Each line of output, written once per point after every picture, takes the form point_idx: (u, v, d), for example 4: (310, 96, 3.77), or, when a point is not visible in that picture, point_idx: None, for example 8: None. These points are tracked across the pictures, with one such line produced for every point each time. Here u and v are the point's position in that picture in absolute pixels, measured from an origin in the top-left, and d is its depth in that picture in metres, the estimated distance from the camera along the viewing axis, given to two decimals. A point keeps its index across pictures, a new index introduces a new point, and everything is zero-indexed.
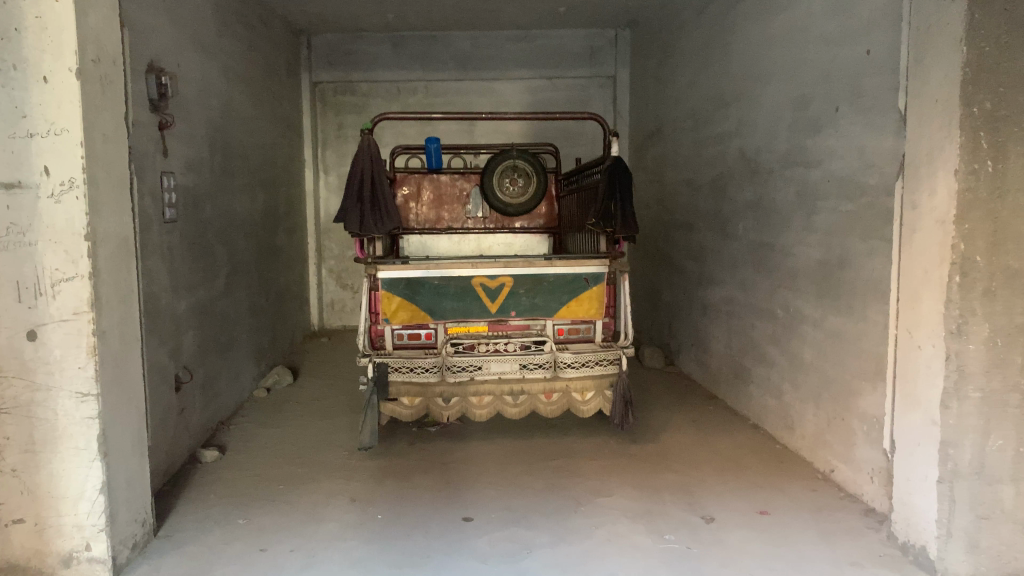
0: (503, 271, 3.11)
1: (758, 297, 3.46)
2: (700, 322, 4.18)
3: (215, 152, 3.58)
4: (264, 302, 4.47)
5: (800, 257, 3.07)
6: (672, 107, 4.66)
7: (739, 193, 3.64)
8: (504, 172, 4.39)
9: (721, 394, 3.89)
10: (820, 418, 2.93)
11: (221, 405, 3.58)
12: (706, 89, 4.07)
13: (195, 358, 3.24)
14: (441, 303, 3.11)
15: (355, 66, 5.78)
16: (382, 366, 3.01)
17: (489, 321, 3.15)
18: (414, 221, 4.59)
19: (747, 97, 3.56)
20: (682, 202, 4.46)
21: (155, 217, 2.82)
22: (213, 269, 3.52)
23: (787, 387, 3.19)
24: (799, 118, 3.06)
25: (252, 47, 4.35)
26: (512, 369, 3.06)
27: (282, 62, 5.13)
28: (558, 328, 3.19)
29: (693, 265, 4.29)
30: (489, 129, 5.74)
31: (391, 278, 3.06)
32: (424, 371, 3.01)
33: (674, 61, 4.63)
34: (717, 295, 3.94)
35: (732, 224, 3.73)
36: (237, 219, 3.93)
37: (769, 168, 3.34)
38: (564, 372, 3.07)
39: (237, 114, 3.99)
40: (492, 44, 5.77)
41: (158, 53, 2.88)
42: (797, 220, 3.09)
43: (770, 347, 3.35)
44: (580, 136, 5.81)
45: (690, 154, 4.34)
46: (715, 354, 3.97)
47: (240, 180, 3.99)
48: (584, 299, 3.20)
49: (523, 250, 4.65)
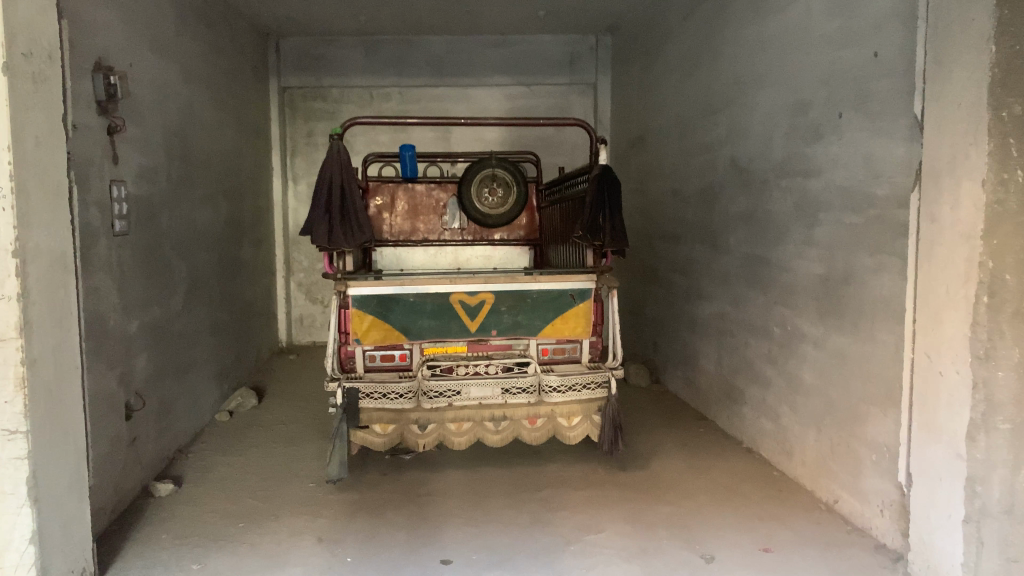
0: (483, 287, 2.90)
1: (752, 314, 3.28)
2: (688, 338, 4.00)
3: (173, 159, 3.33)
4: (227, 319, 4.21)
5: (798, 273, 2.90)
6: (657, 115, 4.48)
7: (730, 204, 3.47)
8: (483, 182, 4.19)
9: (712, 415, 3.70)
10: (822, 445, 2.74)
11: (178, 431, 3.32)
12: (695, 96, 3.90)
13: (149, 382, 2.99)
14: (416, 321, 2.89)
15: (326, 71, 5.54)
16: (352, 392, 2.77)
17: (469, 340, 2.94)
18: (388, 233, 4.36)
19: (738, 103, 3.39)
20: (667, 213, 4.28)
21: (102, 229, 2.57)
22: (170, 285, 3.27)
23: (785, 410, 3.00)
24: (796, 126, 2.89)
25: (215, 49, 4.11)
26: (494, 393, 2.84)
27: (248, 65, 4.89)
28: (542, 348, 3.02)
29: (679, 279, 4.11)
30: (466, 137, 5.54)
31: (362, 295, 2.83)
32: (398, 398, 2.77)
33: (659, 66, 4.46)
34: (707, 310, 3.75)
35: (722, 237, 3.55)
36: (198, 232, 3.68)
37: (763, 178, 3.16)
38: (550, 396, 2.85)
39: (198, 119, 3.75)
40: (469, 49, 5.57)
41: (107, 51, 2.64)
42: (795, 234, 2.91)
43: (766, 368, 3.16)
44: (559, 144, 5.63)
45: (676, 163, 4.17)
46: (705, 373, 3.78)
47: (201, 189, 3.75)
48: (570, 317, 3.00)
49: (501, 263, 4.44)
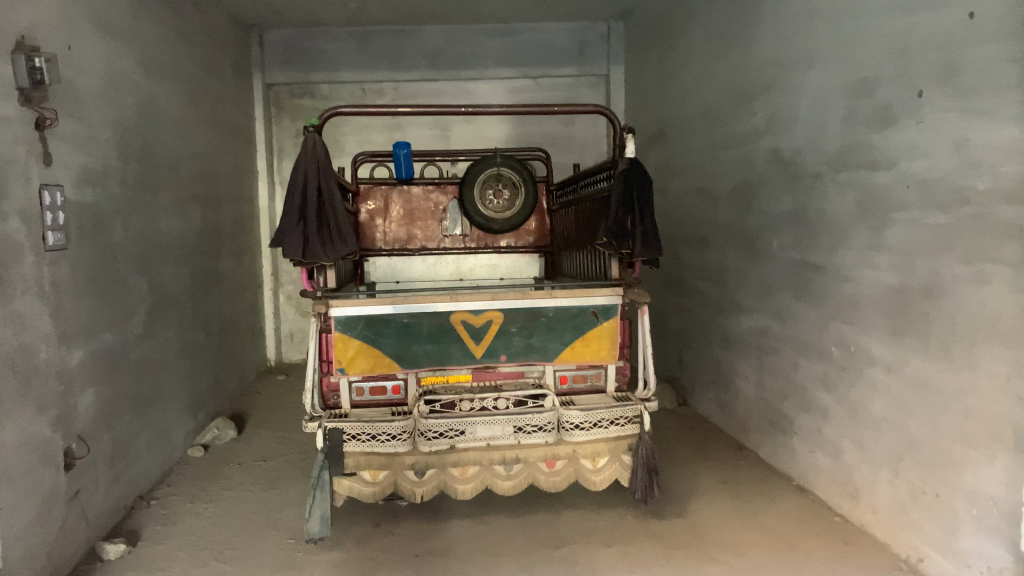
0: (489, 304, 2.47)
1: (801, 330, 2.82)
2: (721, 356, 3.54)
3: (127, 161, 2.89)
4: (203, 340, 3.77)
5: (863, 283, 2.44)
6: (680, 106, 4.03)
7: (773, 203, 3.01)
8: (487, 183, 3.75)
9: (753, 445, 3.24)
10: (899, 490, 2.29)
11: (139, 474, 2.87)
12: (725, 82, 3.45)
13: (97, 421, 2.54)
14: (411, 346, 2.46)
15: (313, 65, 5.09)
16: (335, 433, 2.31)
17: (474, 368, 2.52)
18: (381, 241, 3.91)
19: (780, 87, 2.94)
20: (693, 214, 3.83)
21: (29, 243, 2.14)
22: (126, 306, 2.82)
23: (847, 446, 2.55)
24: (858, 109, 2.44)
25: (183, 38, 3.67)
26: (505, 433, 2.36)
27: (226, 58, 4.44)
28: (561, 376, 2.56)
29: (709, 289, 3.65)
30: (467, 135, 5.10)
31: (347, 316, 2.40)
32: (391, 440, 2.30)
33: (681, 52, 4.01)
34: (744, 325, 3.30)
35: (763, 241, 3.10)
36: (162, 243, 3.23)
37: (814, 172, 2.71)
38: (571, 435, 2.38)
39: (163, 115, 3.31)
40: (469, 39, 5.12)
41: (31, 28, 2.19)
42: (859, 237, 2.46)
43: (821, 394, 2.70)
44: (568, 141, 5.20)
45: (703, 158, 3.72)
46: (743, 396, 3.32)
47: (166, 196, 3.30)
48: (592, 338, 2.55)
49: (508, 273, 3.98)
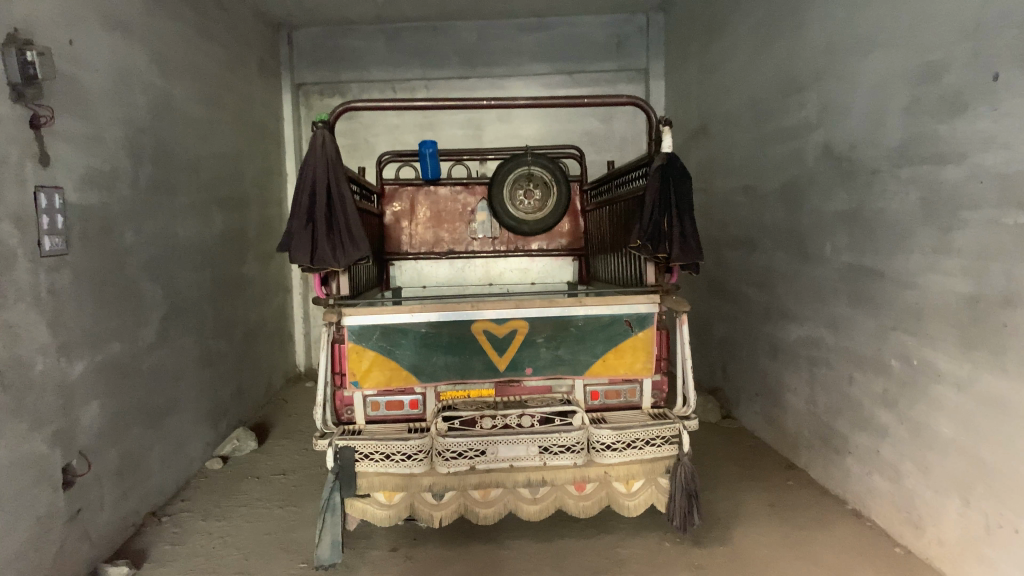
0: (514, 313, 2.29)
1: (857, 341, 2.58)
2: (768, 367, 3.30)
3: (140, 162, 2.76)
4: (225, 348, 3.65)
5: (927, 291, 2.20)
6: (723, 100, 3.79)
7: (825, 202, 2.77)
8: (517, 182, 3.58)
9: (802, 463, 3.00)
10: (969, 523, 2.04)
11: (151, 489, 2.75)
12: (773, 72, 3.21)
13: (103, 435, 2.42)
14: (429, 358, 2.29)
15: (343, 64, 4.96)
16: (347, 452, 2.15)
17: (497, 382, 2.35)
18: (407, 244, 3.76)
19: (834, 76, 2.70)
20: (738, 215, 3.60)
21: (22, 249, 2.01)
22: (137, 314, 2.70)
23: (908, 469, 2.31)
24: (922, 97, 2.20)
25: (204, 36, 3.55)
26: (530, 454, 2.16)
27: (252, 57, 4.33)
28: (592, 392, 2.37)
29: (755, 294, 3.42)
30: (500, 134, 4.93)
31: (361, 325, 2.24)
32: (406, 460, 2.13)
33: (724, 42, 3.77)
34: (793, 334, 3.06)
35: (814, 244, 2.86)
36: (180, 248, 3.12)
37: (872, 167, 2.47)
38: (602, 457, 2.18)
39: (181, 115, 3.19)
40: (503, 35, 4.94)
41: (27, 22, 2.07)
42: (922, 238, 2.22)
43: (879, 411, 2.46)
44: (606, 139, 4.99)
45: (748, 155, 3.48)
46: (792, 411, 3.08)
47: (185, 198, 3.19)
48: (625, 350, 2.36)
49: (540, 277, 3.77)
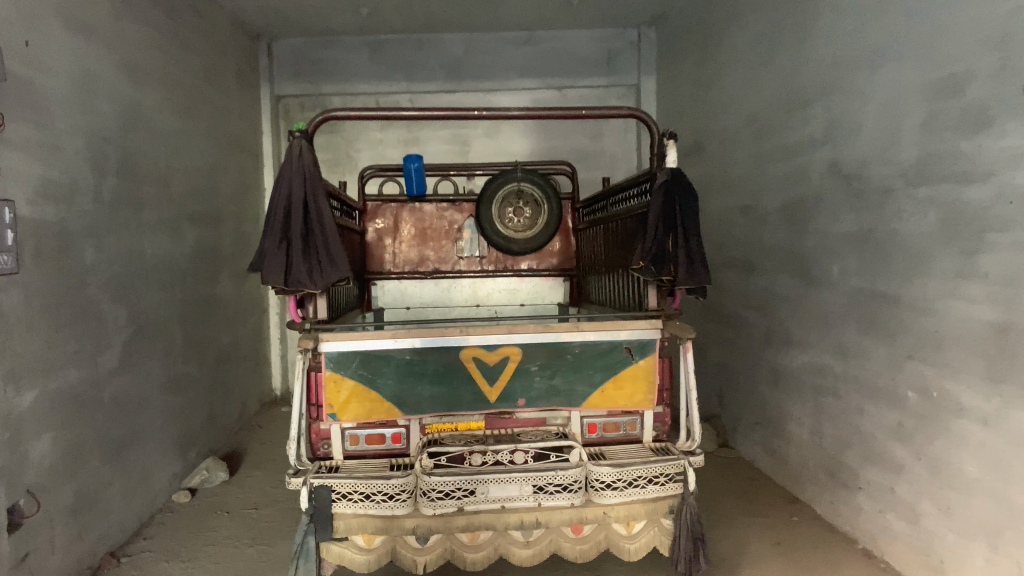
0: (506, 339, 2.13)
1: (868, 370, 2.44)
2: (769, 395, 3.15)
3: (105, 175, 2.58)
4: (196, 372, 3.44)
5: (948, 318, 2.05)
6: (720, 116, 3.67)
7: (832, 223, 2.63)
8: (507, 200, 3.41)
9: (807, 498, 2.85)
10: (999, 571, 1.89)
11: (110, 527, 2.54)
12: (774, 87, 3.08)
13: (55, 471, 2.21)
14: (414, 388, 2.11)
15: (325, 75, 4.79)
16: (323, 491, 1.96)
17: (487, 414, 2.17)
18: (390, 263, 3.58)
19: (841, 90, 2.57)
20: (736, 235, 3.45)
21: None
22: (98, 337, 2.50)
23: (927, 509, 2.15)
24: (941, 111, 2.06)
25: (178, 43, 3.37)
26: (523, 494, 1.99)
27: (229, 67, 4.16)
28: (589, 424, 2.21)
29: (754, 318, 3.27)
30: (487, 150, 4.78)
31: (340, 352, 2.07)
32: (388, 501, 1.95)
33: (721, 57, 3.65)
34: (797, 361, 2.91)
35: (820, 266, 2.72)
36: (148, 266, 2.92)
37: (884, 186, 2.33)
38: (601, 497, 2.01)
39: (151, 125, 3.01)
40: (490, 48, 4.80)
41: None
42: (942, 262, 2.07)
43: (892, 445, 2.31)
44: (596, 157, 4.85)
45: (746, 173, 3.35)
46: (795, 442, 2.93)
47: (154, 213, 3.00)
48: (625, 379, 2.19)
49: (529, 298, 3.62)
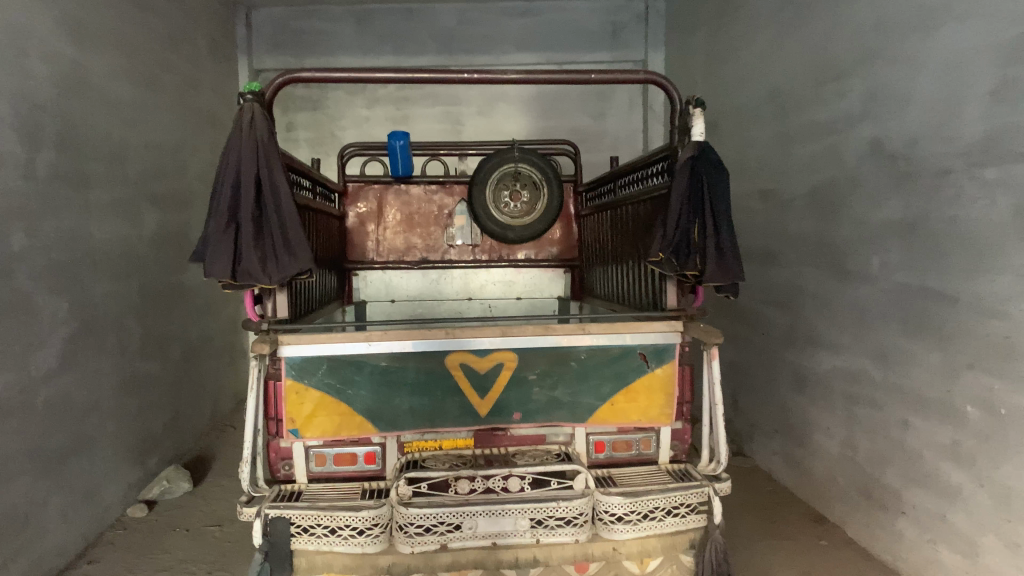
0: (499, 343, 1.82)
1: (915, 379, 2.12)
2: (791, 400, 2.84)
3: (39, 148, 2.24)
4: (158, 370, 3.12)
5: (1023, 323, 1.73)
6: (736, 92, 3.34)
7: (872, 210, 2.31)
8: (503, 183, 3.08)
9: (837, 518, 2.54)
10: None
11: (45, 551, 2.22)
12: (802, 56, 2.75)
13: None
14: (391, 400, 1.79)
15: (307, 48, 4.44)
16: (279, 524, 1.63)
17: (477, 430, 1.85)
18: (373, 250, 3.25)
19: (886, 57, 2.24)
20: (755, 223, 3.13)
21: None
22: (29, 335, 2.17)
23: (989, 544, 1.84)
24: (1018, 77, 1.74)
25: (137, 4, 3.03)
26: (520, 529, 1.67)
27: (201, 35, 3.81)
28: (596, 443, 1.88)
29: (775, 314, 2.95)
30: (481, 130, 4.45)
31: (304, 358, 1.75)
32: (357, 537, 1.62)
33: (739, 27, 3.31)
34: (826, 364, 2.60)
35: (856, 259, 2.40)
36: (97, 253, 2.59)
37: (940, 167, 2.01)
38: (611, 532, 1.69)
39: (101, 93, 2.67)
40: (486, 19, 4.46)
41: None
42: (1016, 256, 1.75)
43: (945, 467, 2.00)
44: (599, 137, 4.52)
45: (768, 153, 3.02)
46: (822, 454, 2.62)
47: (104, 194, 2.66)
48: (639, 391, 1.88)
49: (526, 291, 3.32)
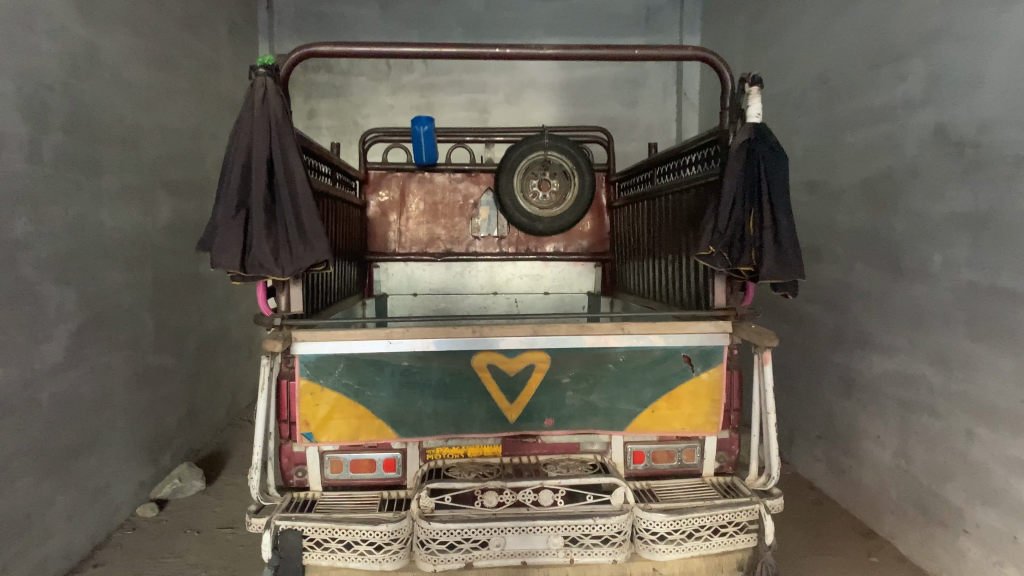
0: (530, 343, 1.67)
1: (982, 387, 1.95)
2: (837, 405, 2.67)
3: (46, 130, 2.12)
4: (173, 363, 3.01)
5: None
6: (779, 77, 3.15)
7: (934, 202, 2.13)
8: (532, 171, 2.93)
9: (888, 533, 2.37)
10: None
11: (49, 555, 2.11)
12: (855, 38, 2.57)
13: None
14: (413, 404, 1.65)
15: (330, 32, 4.30)
16: (291, 537, 1.50)
17: (506, 437, 1.71)
18: (395, 241, 3.12)
19: (953, 37, 2.06)
20: (798, 215, 2.96)
21: None
22: (34, 326, 2.06)
23: None
24: None
25: None
26: (552, 547, 1.52)
27: (220, 17, 3.69)
28: (635, 453, 1.73)
29: (820, 313, 2.78)
30: (508, 118, 4.30)
31: (320, 357, 1.62)
32: (375, 554, 1.48)
33: (784, 8, 3.13)
34: (877, 368, 2.42)
35: (914, 255, 2.23)
36: (107, 242, 2.47)
37: (1016, 155, 1.83)
38: (652, 552, 1.54)
39: (114, 73, 2.55)
40: (515, 3, 4.30)
41: None
42: None
43: (1016, 484, 1.83)
44: (630, 126, 4.35)
45: (814, 141, 2.84)
46: (871, 463, 2.45)
47: (116, 180, 2.54)
48: (682, 397, 1.72)
49: (554, 286, 3.16)
